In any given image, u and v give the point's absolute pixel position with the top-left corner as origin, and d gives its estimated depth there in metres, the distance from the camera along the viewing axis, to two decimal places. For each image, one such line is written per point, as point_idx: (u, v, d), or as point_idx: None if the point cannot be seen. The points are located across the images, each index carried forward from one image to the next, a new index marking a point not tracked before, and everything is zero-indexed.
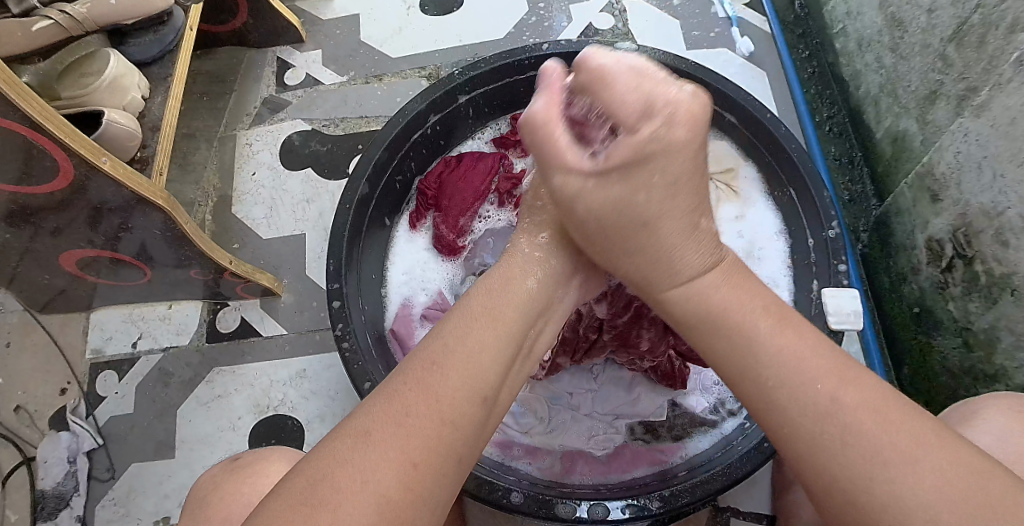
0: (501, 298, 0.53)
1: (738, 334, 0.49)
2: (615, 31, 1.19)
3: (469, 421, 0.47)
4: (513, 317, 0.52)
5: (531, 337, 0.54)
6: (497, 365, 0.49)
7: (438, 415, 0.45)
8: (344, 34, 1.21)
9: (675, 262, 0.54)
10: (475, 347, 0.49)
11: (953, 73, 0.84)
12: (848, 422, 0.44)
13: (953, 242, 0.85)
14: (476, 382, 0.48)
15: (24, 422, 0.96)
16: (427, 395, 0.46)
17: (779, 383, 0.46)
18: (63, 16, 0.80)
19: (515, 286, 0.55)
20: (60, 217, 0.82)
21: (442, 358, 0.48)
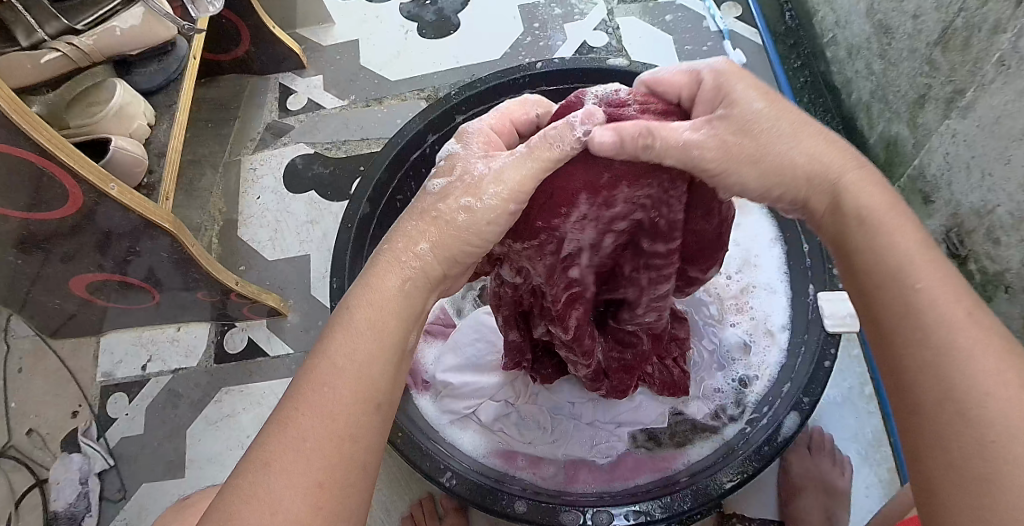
0: (380, 297, 0.49)
1: (903, 271, 0.44)
2: (609, 47, 1.22)
3: (366, 432, 0.45)
4: (392, 312, 0.49)
5: (413, 339, 0.50)
6: (383, 365, 0.47)
7: (335, 434, 0.44)
8: (345, 59, 1.25)
9: (839, 174, 0.50)
10: (363, 358, 0.46)
11: (939, 76, 0.86)
12: (967, 347, 0.40)
13: (947, 243, 0.86)
14: (369, 391, 0.46)
15: (36, 446, 0.98)
16: (320, 415, 0.44)
17: (935, 324, 0.41)
18: (71, 48, 0.83)
19: (387, 280, 0.50)
20: (71, 242, 0.85)
21: (320, 371, 0.45)
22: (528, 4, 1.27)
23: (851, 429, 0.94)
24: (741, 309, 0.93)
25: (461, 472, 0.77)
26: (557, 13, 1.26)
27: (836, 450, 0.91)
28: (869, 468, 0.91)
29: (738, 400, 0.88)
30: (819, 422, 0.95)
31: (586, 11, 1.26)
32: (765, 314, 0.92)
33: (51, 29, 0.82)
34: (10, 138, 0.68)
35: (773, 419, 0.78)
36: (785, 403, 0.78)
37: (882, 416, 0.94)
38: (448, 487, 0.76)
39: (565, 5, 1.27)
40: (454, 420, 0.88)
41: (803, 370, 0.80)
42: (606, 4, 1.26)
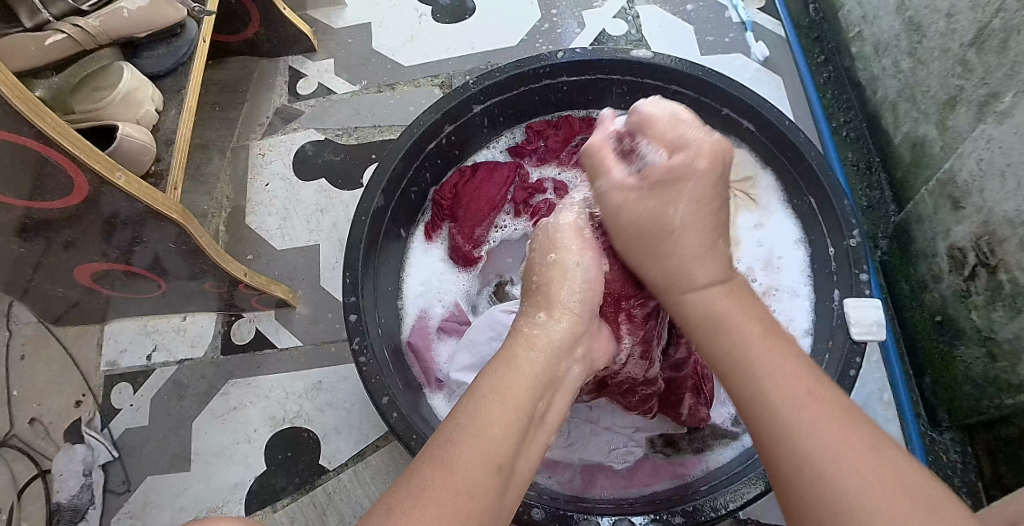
0: (506, 373, 0.54)
1: (765, 366, 0.50)
2: (629, 37, 1.18)
3: (489, 490, 0.47)
4: (523, 387, 0.53)
5: (543, 405, 0.54)
6: (509, 430, 0.50)
7: (459, 487, 0.46)
8: (356, 42, 1.21)
9: (683, 289, 0.59)
10: (492, 416, 0.50)
11: (973, 78, 0.83)
12: (807, 423, 0.46)
13: (976, 250, 0.84)
14: (493, 451, 0.48)
15: (38, 435, 0.96)
16: (445, 466, 0.47)
17: (765, 391, 0.49)
18: (75, 30, 0.80)
19: (520, 359, 0.55)
20: (73, 230, 0.82)
21: (459, 432, 0.49)
22: None
23: None
24: None
25: None
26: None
27: None
28: None
29: None
30: None
31: None
32: (788, 317, 0.91)
33: (56, 9, 0.80)
34: (11, 125, 0.66)
35: None
36: None
37: (900, 422, 0.94)
38: None
39: None
40: None
41: (827, 380, 0.78)
42: None
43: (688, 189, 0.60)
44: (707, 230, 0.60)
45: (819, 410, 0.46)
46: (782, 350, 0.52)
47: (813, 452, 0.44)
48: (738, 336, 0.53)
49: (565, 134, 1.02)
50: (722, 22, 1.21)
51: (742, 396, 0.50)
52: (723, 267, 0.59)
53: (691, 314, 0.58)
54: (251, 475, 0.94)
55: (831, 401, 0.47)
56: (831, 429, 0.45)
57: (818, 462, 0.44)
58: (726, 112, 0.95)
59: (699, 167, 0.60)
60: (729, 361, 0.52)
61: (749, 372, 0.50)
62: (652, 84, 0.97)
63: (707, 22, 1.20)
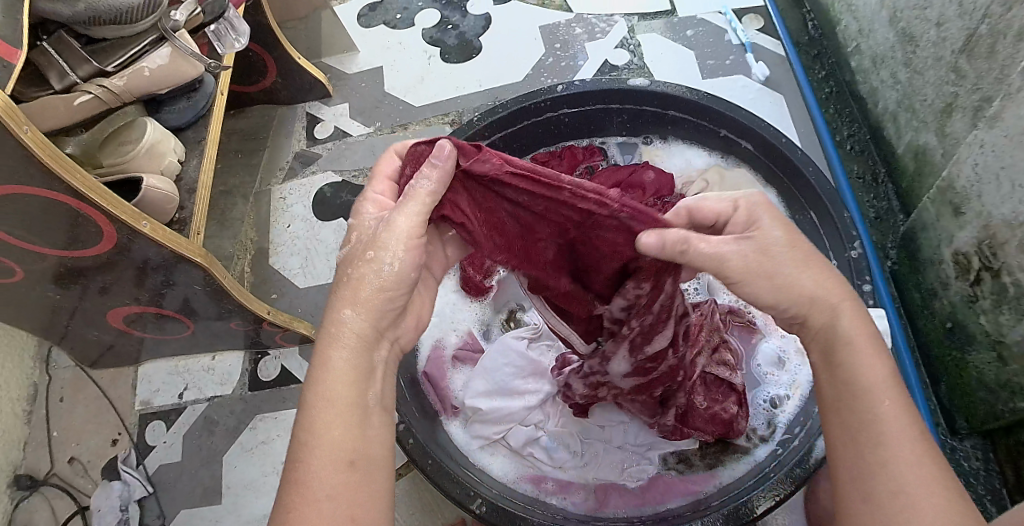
0: (328, 376, 0.54)
1: (873, 418, 0.52)
2: (630, 65, 1.22)
3: (352, 489, 0.51)
4: (347, 382, 0.54)
5: (373, 393, 0.56)
6: (341, 428, 0.52)
7: (316, 506, 0.49)
8: (370, 86, 1.27)
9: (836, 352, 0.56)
10: (321, 428, 0.52)
11: (967, 84, 0.85)
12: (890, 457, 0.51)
13: (980, 255, 0.84)
14: (337, 453, 0.52)
15: (78, 473, 1.00)
16: (305, 494, 0.50)
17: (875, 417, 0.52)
18: (101, 90, 0.88)
19: (335, 360, 0.55)
20: (107, 276, 0.87)
21: (300, 454, 0.51)
22: (548, 25, 1.29)
23: None
24: (769, 326, 0.91)
25: (491, 499, 0.77)
26: (578, 32, 1.27)
27: None
28: None
29: (769, 420, 0.86)
30: None
31: (607, 29, 1.26)
32: None
33: (82, 72, 0.88)
34: (45, 182, 0.72)
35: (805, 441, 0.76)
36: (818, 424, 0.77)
37: None
38: (478, 515, 0.76)
39: (585, 24, 1.27)
40: (483, 445, 0.88)
41: None
42: (626, 22, 1.27)
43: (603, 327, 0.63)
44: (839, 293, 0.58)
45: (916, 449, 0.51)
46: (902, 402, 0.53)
47: None
48: None
49: (570, 162, 1.04)
50: (721, 46, 1.23)
51: (852, 426, 0.53)
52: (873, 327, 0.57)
53: (841, 376, 0.55)
54: None
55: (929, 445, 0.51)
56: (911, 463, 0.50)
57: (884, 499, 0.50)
58: (724, 133, 0.97)
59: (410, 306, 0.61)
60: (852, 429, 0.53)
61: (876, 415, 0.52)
62: (651, 110, 1.00)
63: (706, 47, 1.23)
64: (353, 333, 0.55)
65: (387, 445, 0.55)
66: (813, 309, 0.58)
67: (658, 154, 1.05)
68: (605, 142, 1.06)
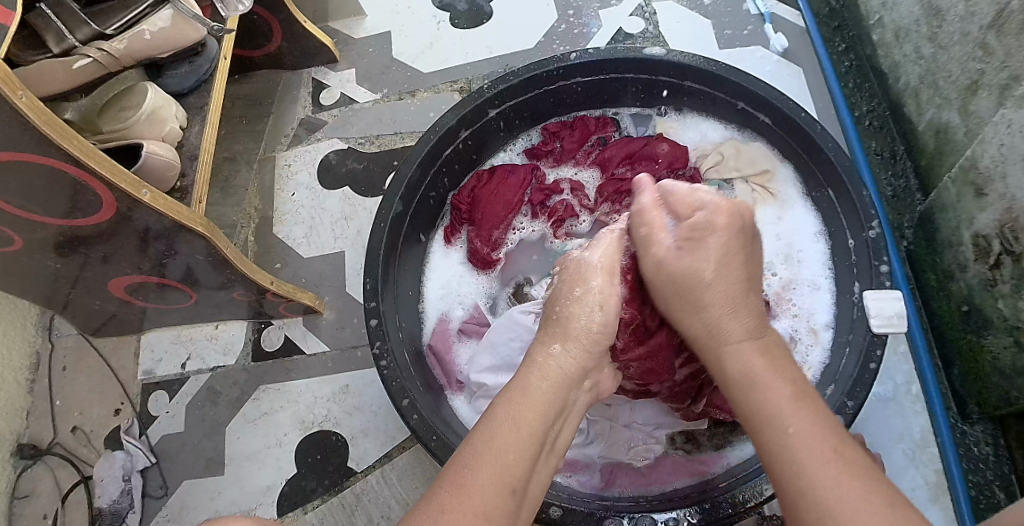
0: (522, 400, 0.56)
1: (768, 418, 0.51)
2: (646, 34, 1.19)
3: (502, 512, 0.49)
4: (537, 413, 0.55)
5: (554, 432, 0.56)
6: (518, 454, 0.52)
7: (471, 509, 0.48)
8: (376, 52, 1.23)
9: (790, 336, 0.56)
10: (498, 445, 0.52)
11: (995, 61, 0.81)
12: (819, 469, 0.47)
13: (1001, 238, 0.82)
14: (507, 476, 0.50)
15: (80, 442, 1.00)
16: (462, 494, 0.49)
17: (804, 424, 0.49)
18: (101, 54, 0.84)
19: (534, 387, 0.57)
20: (109, 245, 0.86)
21: (471, 459, 0.51)
22: None
23: (897, 429, 0.92)
24: (782, 306, 0.90)
25: None
26: None
27: (867, 451, 0.89)
28: (916, 470, 0.90)
29: None
30: (865, 422, 0.93)
31: None
32: (809, 311, 0.89)
33: (81, 35, 0.85)
34: (42, 149, 0.69)
35: None
36: (829, 407, 0.75)
37: (929, 416, 0.93)
38: None
39: None
40: None
41: (846, 373, 0.77)
42: None
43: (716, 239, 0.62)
44: (738, 282, 0.61)
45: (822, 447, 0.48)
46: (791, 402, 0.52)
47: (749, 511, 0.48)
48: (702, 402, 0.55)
49: (582, 134, 1.01)
50: (740, 15, 1.19)
51: (760, 431, 0.51)
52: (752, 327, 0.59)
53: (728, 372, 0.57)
54: (283, 477, 0.96)
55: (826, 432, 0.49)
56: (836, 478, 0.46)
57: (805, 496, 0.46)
58: (741, 106, 0.94)
59: (718, 222, 0.62)
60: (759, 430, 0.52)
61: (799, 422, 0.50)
62: (666, 81, 0.96)
63: (724, 16, 1.19)
64: (559, 371, 0.59)
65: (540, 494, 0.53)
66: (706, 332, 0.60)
67: (672, 127, 1.02)
68: (618, 113, 1.03)
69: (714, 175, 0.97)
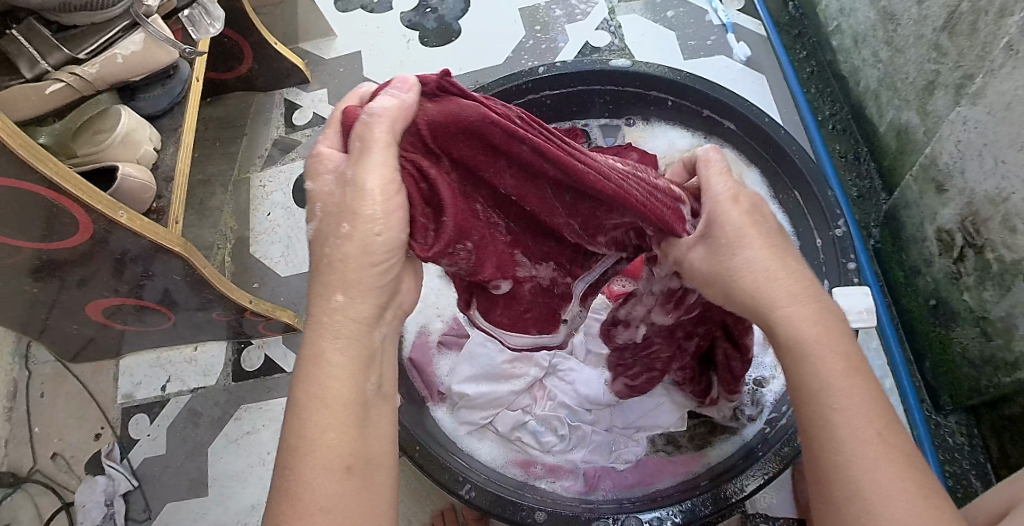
0: (324, 373, 0.50)
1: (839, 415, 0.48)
2: (612, 47, 1.21)
3: (345, 498, 0.48)
4: (341, 373, 0.50)
5: (373, 384, 0.52)
6: (342, 429, 0.49)
7: (307, 512, 0.46)
8: (349, 72, 1.25)
9: None
10: (320, 432, 0.49)
11: (948, 62, 0.84)
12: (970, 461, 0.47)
13: (963, 231, 0.84)
14: (338, 455, 0.48)
15: (61, 469, 0.99)
16: (292, 500, 0.47)
17: None
18: (73, 78, 0.85)
19: (328, 350, 0.51)
20: (86, 268, 0.86)
21: (291, 457, 0.48)
22: (529, 7, 1.27)
23: None
24: None
25: (481, 484, 0.77)
26: (558, 14, 1.25)
27: None
28: None
29: (756, 399, 0.87)
30: None
31: (588, 10, 1.25)
32: None
33: (53, 59, 0.85)
34: (18, 172, 0.69)
35: (793, 419, 0.77)
36: None
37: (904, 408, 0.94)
38: (467, 499, 0.76)
39: (566, 5, 1.26)
40: (471, 430, 0.87)
41: None
42: (607, 3, 1.25)
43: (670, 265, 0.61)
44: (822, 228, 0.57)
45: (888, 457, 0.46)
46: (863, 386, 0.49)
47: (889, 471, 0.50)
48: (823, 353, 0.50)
49: None
50: (702, 26, 1.22)
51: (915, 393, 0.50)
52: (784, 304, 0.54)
53: (782, 337, 0.52)
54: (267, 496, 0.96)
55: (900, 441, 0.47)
56: None
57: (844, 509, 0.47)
58: (707, 113, 0.96)
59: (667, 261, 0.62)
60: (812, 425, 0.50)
61: None
62: (633, 91, 0.99)
63: (687, 28, 1.22)
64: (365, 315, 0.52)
65: (389, 452, 0.52)
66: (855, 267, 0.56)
67: (641, 135, 1.04)
68: (587, 124, 1.04)
69: None
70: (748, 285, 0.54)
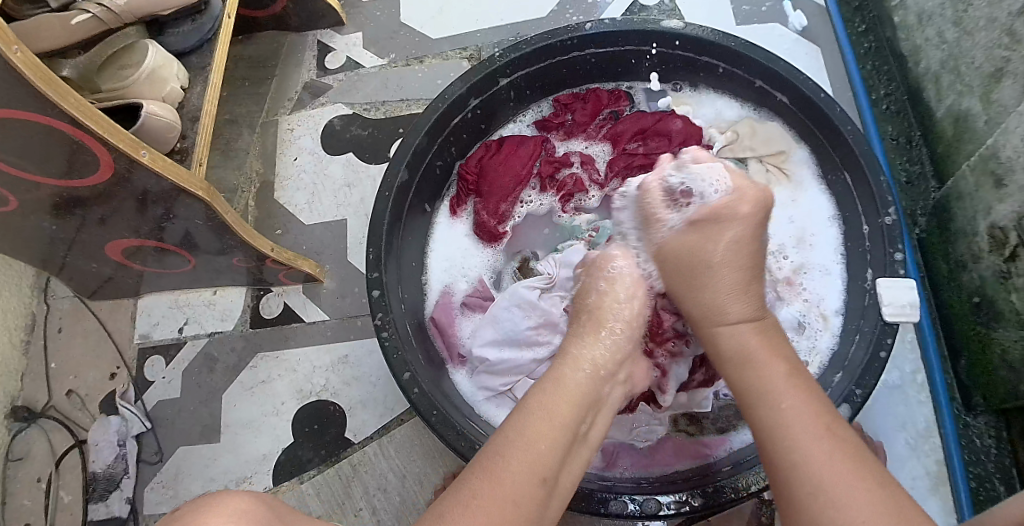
0: (554, 392, 0.57)
1: (785, 423, 0.51)
2: (661, 6, 1.15)
3: (532, 500, 0.49)
4: (570, 403, 0.56)
5: (584, 425, 0.56)
6: (549, 442, 0.52)
7: (501, 494, 0.48)
8: (384, 16, 1.20)
9: (721, 319, 0.62)
10: (532, 434, 0.52)
11: (1022, 49, 0.79)
12: (801, 455, 0.49)
13: (1019, 230, 0.80)
14: (538, 465, 0.50)
15: (76, 406, 0.99)
16: (493, 479, 0.49)
17: (781, 425, 0.51)
18: (100, 9, 0.82)
19: (567, 378, 0.59)
20: (107, 207, 0.83)
21: (504, 446, 0.51)
22: None
23: (899, 417, 0.93)
24: (793, 289, 0.88)
25: None
26: None
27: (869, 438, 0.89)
28: (917, 461, 0.91)
29: None
30: (868, 411, 0.93)
31: None
32: (819, 297, 0.87)
33: None
34: (37, 106, 0.66)
35: None
36: (837, 394, 0.75)
37: (933, 405, 0.92)
38: None
39: None
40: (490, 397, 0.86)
41: (858, 359, 0.76)
42: None
43: (734, 227, 0.65)
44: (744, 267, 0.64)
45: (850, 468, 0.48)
46: (810, 397, 0.53)
47: (802, 469, 0.48)
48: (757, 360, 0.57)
49: (593, 107, 0.98)
50: None
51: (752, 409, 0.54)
52: (744, 336, 0.60)
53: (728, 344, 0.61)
54: (279, 446, 0.96)
55: (865, 469, 0.48)
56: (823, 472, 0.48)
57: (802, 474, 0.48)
58: (759, 84, 0.91)
59: (741, 210, 0.65)
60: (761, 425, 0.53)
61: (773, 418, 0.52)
62: (683, 56, 0.94)
63: None
64: (591, 365, 0.61)
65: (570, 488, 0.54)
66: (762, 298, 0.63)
67: (686, 103, 0.99)
68: (632, 87, 1.00)
69: (727, 153, 0.94)
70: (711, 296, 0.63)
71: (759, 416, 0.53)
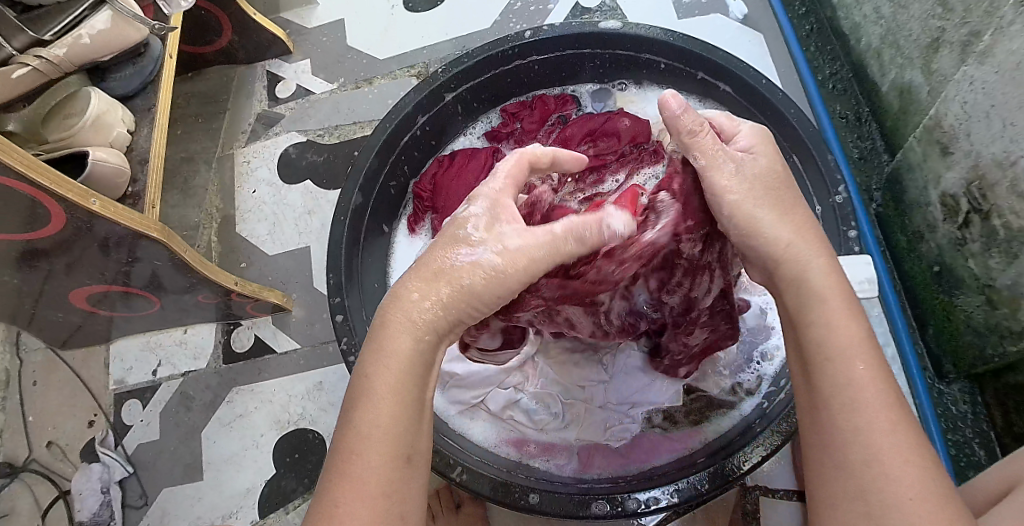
0: (389, 363, 0.54)
1: (845, 371, 0.51)
2: (603, 7, 1.16)
3: (397, 485, 0.51)
4: (402, 369, 0.54)
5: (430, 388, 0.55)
6: (401, 426, 0.52)
7: (365, 492, 0.49)
8: (331, 41, 1.20)
9: (805, 268, 0.56)
10: (384, 424, 0.51)
11: (954, 19, 0.79)
12: (868, 426, 0.49)
13: (968, 197, 0.80)
14: (394, 448, 0.51)
15: (56, 457, 0.99)
16: (354, 481, 0.50)
17: (850, 399, 0.50)
18: (40, 62, 0.81)
19: (403, 347, 0.54)
20: (68, 256, 0.83)
21: (355, 442, 0.51)
22: None
23: None
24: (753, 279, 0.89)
25: (472, 466, 0.76)
26: None
27: None
28: None
29: (755, 372, 0.85)
30: None
31: None
32: None
33: (17, 43, 0.80)
34: None
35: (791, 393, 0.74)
36: None
37: (906, 377, 0.93)
38: (458, 482, 0.74)
39: None
40: (463, 411, 0.86)
41: None
42: None
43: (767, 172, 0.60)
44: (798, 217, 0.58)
45: (897, 437, 0.48)
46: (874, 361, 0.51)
47: (870, 455, 0.48)
48: (834, 320, 0.53)
49: (541, 113, 0.99)
50: None
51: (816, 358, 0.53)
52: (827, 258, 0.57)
53: (792, 297, 0.56)
54: (262, 479, 0.96)
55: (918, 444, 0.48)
56: (898, 461, 0.47)
57: (858, 467, 0.48)
58: (702, 76, 0.92)
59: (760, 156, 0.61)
60: (822, 335, 0.53)
61: (849, 378, 0.51)
62: (625, 55, 0.94)
63: None
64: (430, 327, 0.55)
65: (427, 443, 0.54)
66: (785, 259, 0.57)
67: (632, 100, 0.99)
68: (577, 91, 1.01)
69: None
70: (769, 247, 0.57)
71: (828, 371, 0.52)
